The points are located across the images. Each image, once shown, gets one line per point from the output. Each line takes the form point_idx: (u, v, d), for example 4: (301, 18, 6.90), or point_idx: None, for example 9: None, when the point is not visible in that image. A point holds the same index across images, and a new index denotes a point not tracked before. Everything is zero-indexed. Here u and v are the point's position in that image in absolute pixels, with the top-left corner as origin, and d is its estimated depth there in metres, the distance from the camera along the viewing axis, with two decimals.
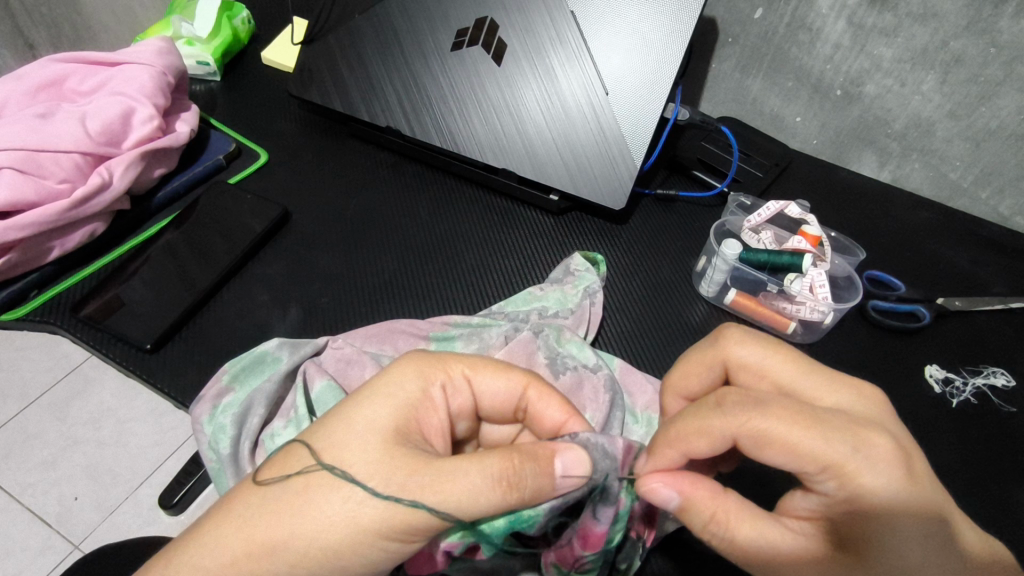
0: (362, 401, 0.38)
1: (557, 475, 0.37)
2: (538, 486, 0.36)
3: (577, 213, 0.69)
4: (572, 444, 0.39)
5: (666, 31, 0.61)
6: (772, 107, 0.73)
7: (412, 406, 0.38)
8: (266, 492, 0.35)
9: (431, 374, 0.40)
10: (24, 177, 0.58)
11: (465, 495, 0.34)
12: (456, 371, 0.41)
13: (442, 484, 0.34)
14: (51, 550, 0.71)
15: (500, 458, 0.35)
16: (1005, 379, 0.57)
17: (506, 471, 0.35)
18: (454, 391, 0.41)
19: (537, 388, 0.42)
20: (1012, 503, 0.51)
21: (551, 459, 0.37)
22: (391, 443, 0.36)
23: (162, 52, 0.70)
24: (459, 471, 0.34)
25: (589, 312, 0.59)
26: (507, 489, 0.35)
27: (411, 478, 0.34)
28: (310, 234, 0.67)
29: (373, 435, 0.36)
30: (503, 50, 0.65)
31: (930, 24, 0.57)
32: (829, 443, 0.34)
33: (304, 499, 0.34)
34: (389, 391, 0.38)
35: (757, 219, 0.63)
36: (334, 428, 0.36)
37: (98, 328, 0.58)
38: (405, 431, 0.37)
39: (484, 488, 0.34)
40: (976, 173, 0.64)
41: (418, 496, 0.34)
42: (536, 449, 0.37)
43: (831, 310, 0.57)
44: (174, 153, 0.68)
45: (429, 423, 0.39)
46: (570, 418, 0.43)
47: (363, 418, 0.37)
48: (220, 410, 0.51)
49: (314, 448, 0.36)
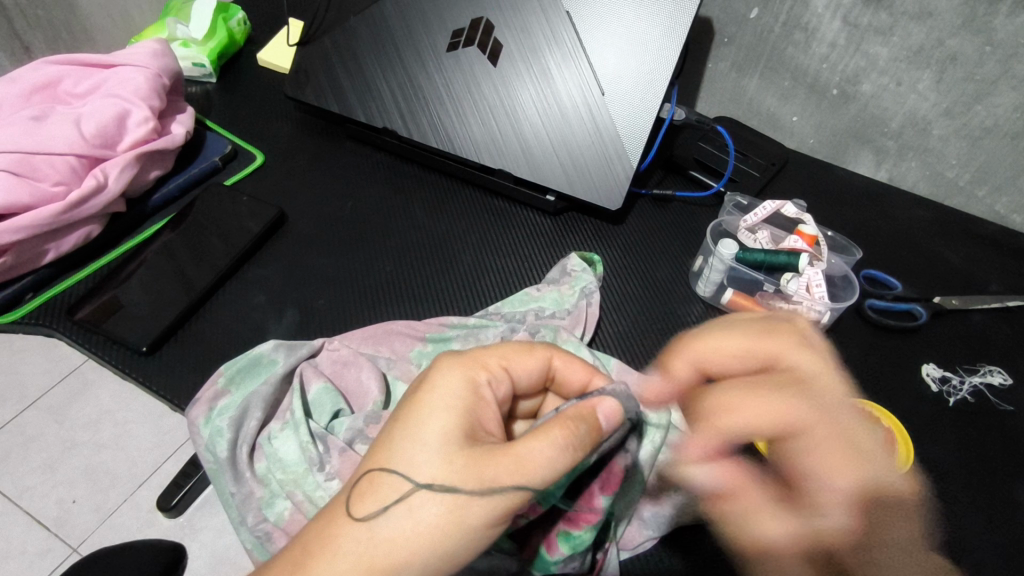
0: (421, 416, 0.36)
1: (604, 425, 0.38)
2: (596, 440, 0.37)
3: (573, 213, 0.69)
4: (600, 397, 0.41)
5: (662, 31, 0.61)
6: (769, 107, 0.73)
7: (469, 406, 0.37)
8: (362, 525, 0.33)
9: (472, 372, 0.39)
10: (19, 179, 0.58)
11: (548, 467, 0.35)
12: (493, 363, 0.40)
13: (526, 466, 0.34)
14: (50, 553, 0.71)
15: (559, 425, 0.36)
16: (1002, 378, 0.57)
17: (569, 435, 0.36)
18: (497, 383, 0.40)
19: (560, 355, 0.43)
20: (1010, 501, 0.51)
21: (593, 411, 0.38)
22: (466, 445, 0.35)
23: (158, 53, 0.70)
24: (533, 447, 0.35)
25: (586, 312, 0.59)
26: (576, 455, 0.36)
27: (496, 470, 0.34)
28: (306, 235, 0.67)
29: (447, 445, 0.35)
30: (499, 50, 0.65)
31: (926, 23, 0.57)
32: (771, 419, 0.43)
33: (404, 521, 0.33)
34: (444, 400, 0.37)
35: (753, 218, 0.63)
36: (406, 450, 0.35)
37: (95, 330, 0.58)
38: (472, 431, 0.36)
39: (560, 455, 0.35)
40: (973, 171, 0.64)
41: (508, 484, 0.34)
42: (577, 408, 0.38)
43: (828, 310, 0.56)
44: (170, 154, 0.68)
45: (488, 418, 0.38)
46: (592, 377, 0.44)
47: (427, 430, 0.36)
48: (215, 414, 0.51)
49: (395, 472, 0.34)
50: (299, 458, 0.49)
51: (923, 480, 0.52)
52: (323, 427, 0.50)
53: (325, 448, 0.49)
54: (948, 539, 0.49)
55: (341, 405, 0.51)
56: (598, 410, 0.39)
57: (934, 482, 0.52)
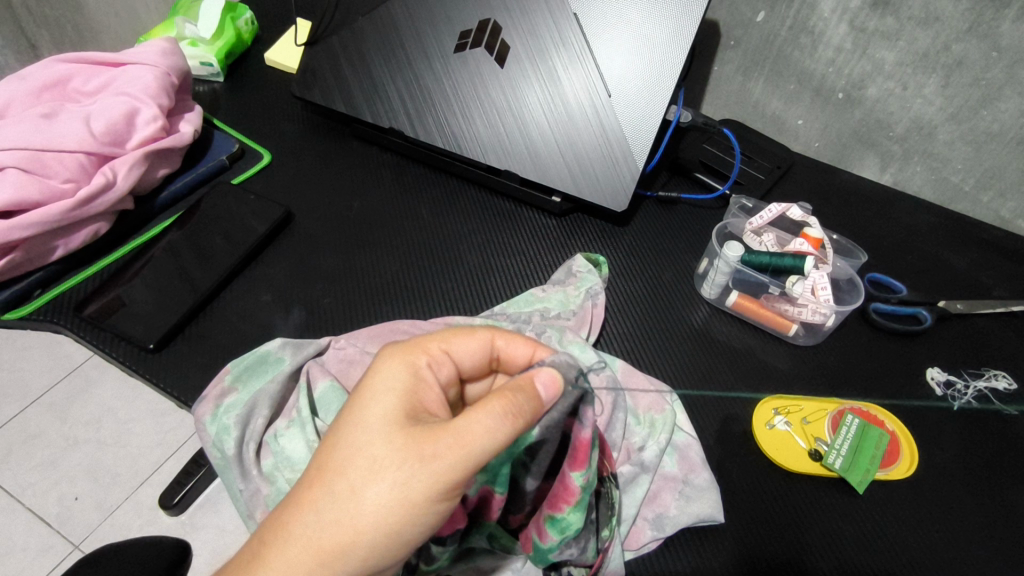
0: (363, 400, 0.38)
1: (545, 396, 0.37)
2: (537, 410, 0.36)
3: (580, 214, 0.69)
4: (541, 367, 0.39)
5: (669, 33, 0.61)
6: (774, 110, 0.74)
7: (409, 388, 0.38)
8: (311, 506, 0.35)
9: (413, 357, 0.40)
10: (28, 176, 0.58)
11: (484, 439, 0.34)
12: (434, 347, 0.41)
13: (462, 440, 0.34)
14: (51, 550, 0.71)
15: (497, 398, 0.35)
16: (1007, 382, 0.57)
17: (507, 406, 0.35)
18: (438, 365, 0.40)
19: (501, 335, 0.43)
20: (1014, 506, 0.51)
21: (531, 382, 0.37)
22: (405, 425, 0.36)
23: (166, 52, 0.70)
24: (470, 421, 0.35)
25: (592, 313, 0.59)
26: (517, 427, 0.35)
27: (434, 445, 0.35)
28: (312, 234, 0.67)
29: (387, 425, 0.36)
30: (506, 52, 0.65)
31: (932, 28, 0.57)
32: None
33: (348, 501, 0.35)
34: (384, 384, 0.38)
35: (759, 221, 0.63)
36: (349, 433, 0.36)
37: (101, 327, 0.58)
38: (413, 411, 0.37)
39: (495, 427, 0.35)
40: (978, 176, 0.64)
41: (446, 459, 0.34)
42: (516, 379, 0.37)
43: (833, 312, 0.57)
44: (177, 152, 0.68)
45: (431, 399, 0.39)
46: (537, 349, 0.44)
47: (368, 412, 0.37)
48: (221, 410, 0.51)
49: (339, 455, 0.36)
50: (305, 456, 0.49)
51: (927, 483, 0.52)
52: (329, 426, 0.50)
53: None
54: (953, 544, 0.49)
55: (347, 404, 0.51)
56: (537, 380, 0.37)
57: (939, 486, 0.52)
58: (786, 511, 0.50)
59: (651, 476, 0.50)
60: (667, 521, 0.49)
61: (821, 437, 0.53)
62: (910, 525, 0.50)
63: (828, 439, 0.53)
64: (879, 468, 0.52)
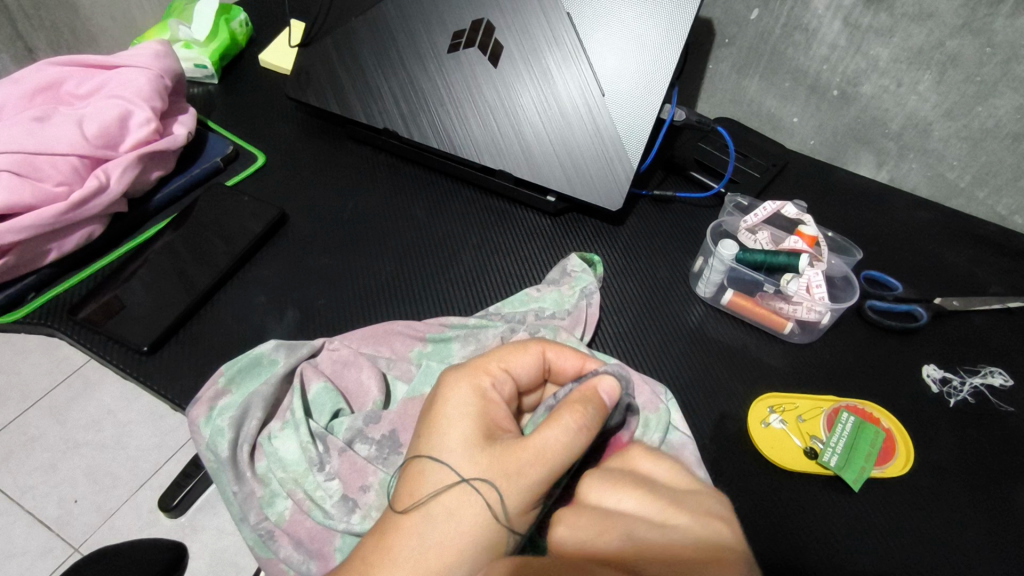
0: (441, 429, 0.39)
1: (609, 402, 0.39)
2: (604, 418, 0.38)
3: (574, 213, 0.69)
4: (601, 375, 0.41)
5: (663, 32, 0.61)
6: (769, 108, 0.74)
7: (480, 410, 0.39)
8: (412, 530, 0.36)
9: (477, 380, 0.40)
10: (22, 179, 0.58)
11: (562, 452, 0.36)
12: (494, 366, 0.41)
13: (543, 456, 0.36)
14: (51, 553, 0.71)
15: (568, 410, 0.37)
16: (1004, 379, 0.57)
17: (580, 419, 0.37)
18: (501, 385, 0.41)
19: (552, 347, 0.43)
20: (1012, 503, 0.51)
21: (595, 392, 0.39)
22: (488, 447, 0.37)
23: (160, 55, 0.70)
24: (546, 436, 0.36)
25: (586, 312, 0.59)
26: (591, 435, 0.37)
27: (518, 462, 0.36)
28: (307, 236, 0.67)
29: (469, 448, 0.37)
30: (499, 51, 0.65)
31: (926, 24, 0.57)
32: None
33: (448, 523, 0.36)
34: (455, 411, 0.39)
35: (753, 219, 0.63)
36: (436, 460, 0.38)
37: (96, 329, 0.58)
38: (490, 432, 0.38)
39: (572, 439, 0.36)
40: (973, 173, 0.64)
41: (532, 474, 0.36)
42: (581, 389, 0.39)
43: (828, 310, 0.56)
44: (171, 155, 0.68)
45: (503, 419, 0.39)
46: (587, 361, 0.44)
47: (449, 440, 0.38)
48: (215, 413, 0.51)
49: (430, 482, 0.37)
50: (298, 458, 0.49)
51: (923, 482, 0.52)
52: (323, 427, 0.50)
53: (325, 447, 0.49)
54: (951, 544, 0.49)
55: (341, 405, 0.51)
56: (600, 390, 0.39)
57: (935, 483, 0.51)
58: (784, 511, 0.50)
59: None
60: None
61: (817, 435, 0.53)
62: (906, 523, 0.50)
63: (822, 437, 0.53)
64: (875, 466, 0.52)
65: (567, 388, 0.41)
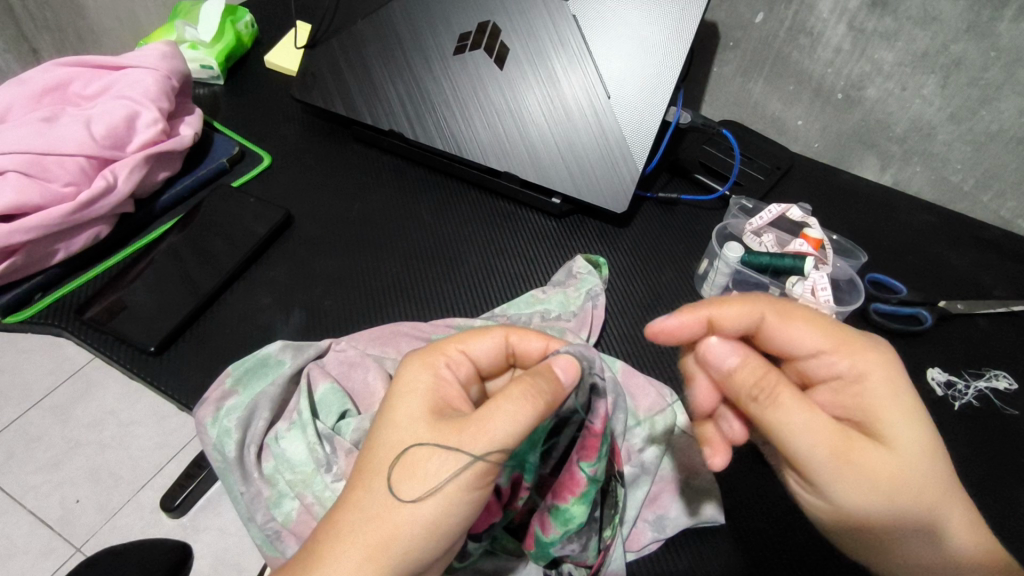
0: (390, 405, 0.39)
1: (564, 379, 0.38)
2: (557, 392, 0.37)
3: (579, 215, 0.69)
4: (558, 355, 0.40)
5: (668, 35, 0.61)
6: (773, 111, 0.74)
7: (432, 388, 0.39)
8: (352, 505, 0.36)
9: (431, 360, 0.41)
10: (30, 180, 0.59)
11: (505, 421, 0.35)
12: (450, 347, 0.42)
13: (485, 424, 0.35)
14: (53, 553, 0.71)
15: (515, 382, 0.36)
16: (1007, 382, 0.57)
17: (527, 390, 0.36)
18: (456, 366, 0.41)
19: (514, 332, 0.43)
20: (1016, 506, 0.51)
21: (550, 368, 0.38)
22: (434, 421, 0.37)
23: (166, 55, 0.70)
24: (489, 408, 0.35)
25: (592, 313, 0.59)
26: (538, 409, 0.36)
27: (459, 434, 0.35)
28: (312, 237, 0.67)
29: (415, 422, 0.37)
30: (505, 54, 0.65)
31: (931, 28, 0.57)
32: None
33: (388, 497, 0.35)
34: (408, 387, 0.39)
35: (759, 222, 0.63)
36: (383, 436, 0.38)
37: (101, 329, 0.58)
38: (439, 408, 0.38)
39: (515, 412, 0.35)
40: (977, 176, 0.64)
41: (473, 446, 0.35)
42: (535, 367, 0.38)
43: (834, 313, 0.57)
44: (177, 156, 0.69)
45: (456, 397, 0.39)
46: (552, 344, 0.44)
47: (395, 417, 0.38)
48: (221, 414, 0.51)
49: (374, 458, 0.37)
50: (307, 458, 0.49)
51: None
52: (329, 427, 0.50)
53: (332, 449, 0.49)
54: None
55: (348, 405, 0.51)
56: (555, 367, 0.38)
57: None
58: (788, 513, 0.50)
59: (651, 478, 0.51)
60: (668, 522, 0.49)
61: None
62: None
63: None
64: None
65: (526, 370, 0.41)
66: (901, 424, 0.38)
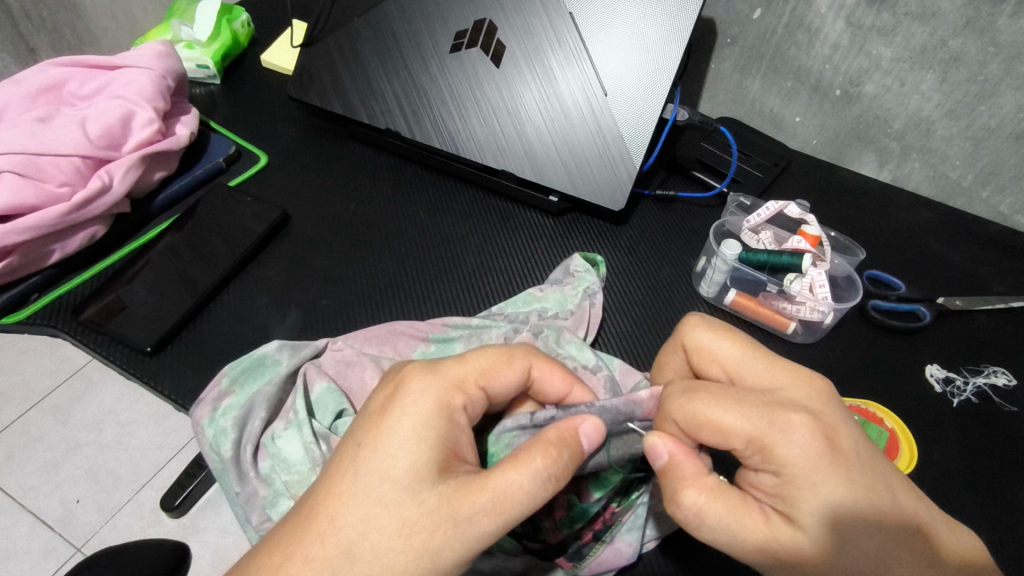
0: (389, 448, 0.36)
1: (588, 447, 0.39)
2: (578, 465, 0.38)
3: (577, 213, 0.69)
4: (585, 415, 0.40)
5: (665, 32, 0.61)
6: (772, 107, 0.74)
7: (441, 435, 0.37)
8: (324, 564, 0.34)
9: (447, 397, 0.39)
10: (24, 180, 0.59)
11: (524, 500, 0.35)
12: (470, 385, 0.40)
13: (503, 500, 0.35)
14: (53, 553, 0.71)
15: (541, 453, 0.36)
16: (1006, 379, 0.57)
17: (551, 466, 0.36)
18: (473, 405, 0.40)
19: (539, 365, 0.43)
20: (1014, 504, 0.51)
21: (576, 436, 0.38)
22: (441, 482, 0.36)
23: (162, 55, 0.70)
24: (508, 483, 0.35)
25: (589, 312, 0.59)
26: (559, 483, 0.37)
27: (471, 508, 0.35)
28: (310, 236, 0.67)
29: (417, 483, 0.35)
30: (502, 52, 0.65)
31: (929, 24, 0.57)
32: None
33: (373, 558, 0.34)
34: (414, 432, 0.37)
35: (756, 219, 0.63)
36: (375, 488, 0.35)
37: (99, 330, 0.58)
38: (445, 462, 0.37)
39: (536, 492, 0.35)
40: (976, 173, 0.64)
41: (485, 521, 0.35)
42: (561, 431, 0.38)
43: (831, 310, 0.57)
44: (173, 155, 0.69)
45: (463, 445, 0.38)
46: (572, 388, 0.45)
47: (395, 467, 0.36)
48: (219, 413, 0.51)
49: (361, 511, 0.35)
50: (303, 458, 0.48)
51: (926, 481, 0.52)
52: (326, 427, 0.50)
53: (328, 448, 0.48)
54: None
55: (344, 405, 0.51)
56: (581, 434, 0.38)
57: (943, 483, 0.51)
58: None
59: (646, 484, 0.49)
60: (665, 520, 0.48)
61: None
62: None
63: None
64: None
65: (548, 416, 0.43)
66: (823, 485, 0.35)
